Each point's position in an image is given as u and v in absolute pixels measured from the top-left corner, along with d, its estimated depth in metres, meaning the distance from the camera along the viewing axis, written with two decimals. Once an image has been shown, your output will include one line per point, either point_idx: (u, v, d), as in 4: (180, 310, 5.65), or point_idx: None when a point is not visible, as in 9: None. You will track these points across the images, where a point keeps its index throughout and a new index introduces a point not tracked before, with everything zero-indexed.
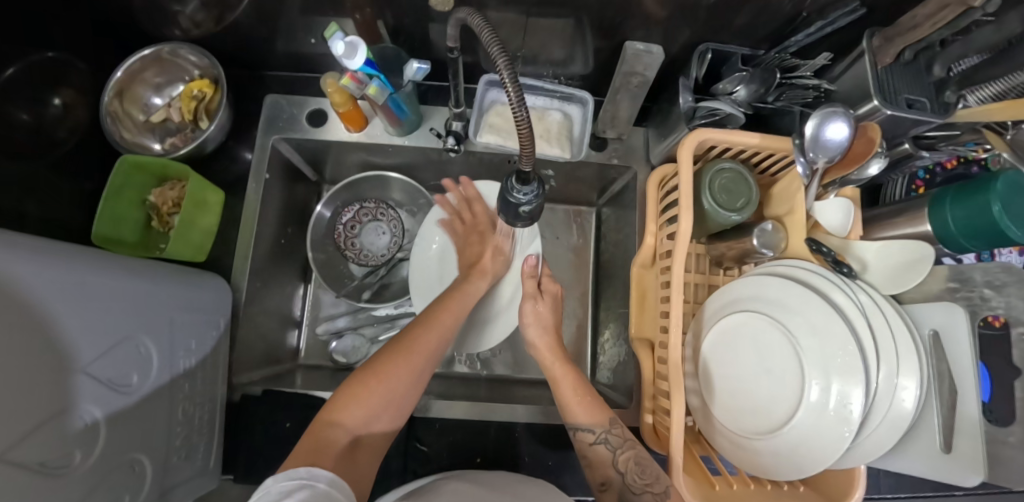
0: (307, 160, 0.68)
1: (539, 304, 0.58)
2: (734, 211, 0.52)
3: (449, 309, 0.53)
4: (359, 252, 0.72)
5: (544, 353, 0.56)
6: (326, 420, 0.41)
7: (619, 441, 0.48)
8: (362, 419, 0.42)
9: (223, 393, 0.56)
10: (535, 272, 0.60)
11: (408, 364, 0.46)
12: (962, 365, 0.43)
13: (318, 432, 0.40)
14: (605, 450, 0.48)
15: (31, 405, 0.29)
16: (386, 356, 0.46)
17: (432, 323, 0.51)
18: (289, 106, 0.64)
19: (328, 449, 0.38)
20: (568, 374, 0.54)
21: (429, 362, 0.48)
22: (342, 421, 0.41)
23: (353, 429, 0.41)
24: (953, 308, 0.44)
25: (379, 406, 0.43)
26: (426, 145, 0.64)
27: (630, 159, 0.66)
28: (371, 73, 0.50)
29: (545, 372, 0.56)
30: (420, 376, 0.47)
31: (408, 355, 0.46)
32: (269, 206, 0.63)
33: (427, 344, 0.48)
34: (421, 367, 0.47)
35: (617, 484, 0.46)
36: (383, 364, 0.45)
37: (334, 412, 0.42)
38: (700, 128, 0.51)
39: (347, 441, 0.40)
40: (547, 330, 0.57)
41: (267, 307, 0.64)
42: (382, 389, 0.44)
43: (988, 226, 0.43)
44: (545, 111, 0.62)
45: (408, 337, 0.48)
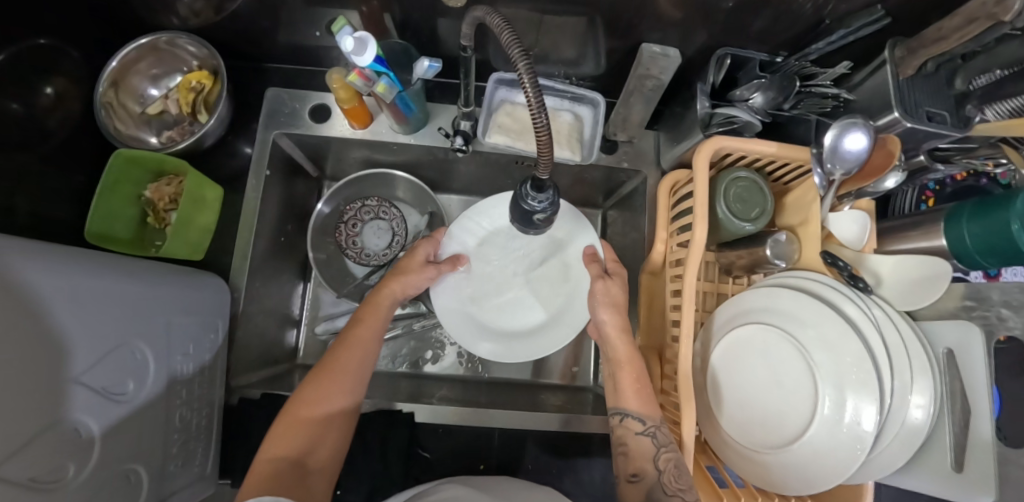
0: (308, 155, 0.66)
1: (610, 283, 0.55)
2: (748, 220, 0.51)
3: (367, 321, 0.52)
4: (360, 251, 0.69)
5: (614, 333, 0.53)
6: (267, 457, 0.41)
7: (666, 440, 0.45)
8: (303, 446, 0.42)
9: (221, 396, 0.54)
10: (595, 256, 0.58)
11: (333, 385, 0.46)
12: (977, 384, 0.43)
13: (261, 472, 0.39)
14: (648, 443, 0.46)
15: (24, 419, 0.28)
16: (312, 382, 0.46)
17: (350, 340, 0.50)
18: (290, 100, 0.61)
19: (278, 483, 0.38)
20: (631, 360, 0.51)
21: (354, 379, 0.47)
22: (280, 454, 0.41)
23: (299, 457, 0.41)
24: (970, 327, 0.43)
25: (317, 431, 0.43)
26: (433, 144, 0.62)
27: (640, 162, 0.65)
28: (380, 71, 0.48)
29: (609, 353, 0.53)
30: (350, 392, 0.47)
31: (331, 378, 0.46)
32: (269, 203, 0.61)
33: (350, 363, 0.48)
34: (347, 386, 0.46)
35: (650, 479, 0.44)
36: (307, 390, 0.45)
37: (271, 447, 0.41)
38: (716, 136, 0.49)
39: (297, 472, 0.41)
40: (618, 309, 0.54)
41: (266, 306, 0.62)
42: (316, 416, 0.44)
43: (1006, 245, 0.43)
44: (556, 112, 0.60)
45: (328, 360, 0.48)
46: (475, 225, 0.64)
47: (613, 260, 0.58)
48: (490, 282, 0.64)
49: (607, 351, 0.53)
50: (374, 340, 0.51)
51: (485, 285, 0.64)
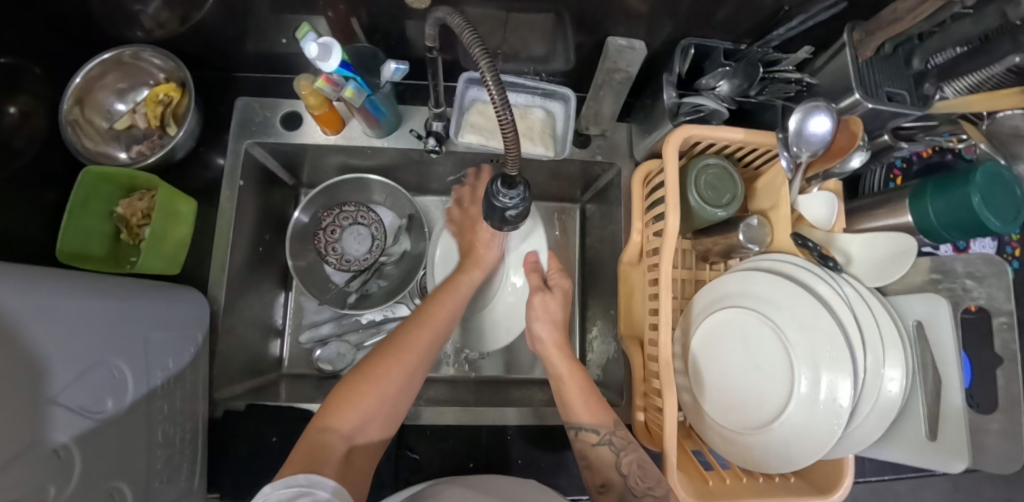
0: (283, 164, 0.65)
1: (547, 296, 0.58)
2: (719, 207, 0.51)
3: (441, 305, 0.53)
4: (339, 256, 0.65)
5: (551, 350, 0.55)
6: (320, 427, 0.40)
7: (624, 443, 0.47)
8: (355, 422, 0.42)
9: (205, 408, 0.53)
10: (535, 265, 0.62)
11: (403, 363, 0.46)
12: (946, 355, 0.44)
13: (310, 444, 0.38)
14: (608, 452, 0.47)
15: (5, 439, 0.28)
16: (381, 356, 0.46)
17: (425, 320, 0.50)
18: (261, 109, 0.60)
19: (324, 455, 0.37)
20: (574, 375, 0.52)
21: (421, 359, 0.48)
22: (335, 426, 0.41)
23: (350, 434, 0.41)
24: (936, 299, 0.44)
25: (375, 408, 0.43)
26: (407, 147, 0.61)
27: (614, 155, 0.64)
28: (347, 76, 0.48)
29: (550, 370, 0.54)
30: (415, 371, 0.47)
31: (400, 355, 0.46)
32: (245, 213, 0.60)
33: (419, 344, 0.48)
34: (413, 365, 0.46)
35: (619, 487, 0.45)
36: (375, 363, 0.45)
37: (332, 417, 0.41)
38: (685, 124, 0.50)
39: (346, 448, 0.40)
40: (555, 324, 0.56)
41: (248, 317, 0.61)
42: (378, 389, 0.44)
43: (968, 219, 0.45)
44: (528, 109, 0.59)
45: (399, 337, 0.48)
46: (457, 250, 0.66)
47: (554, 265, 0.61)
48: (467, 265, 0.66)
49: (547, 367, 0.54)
50: (442, 325, 0.51)
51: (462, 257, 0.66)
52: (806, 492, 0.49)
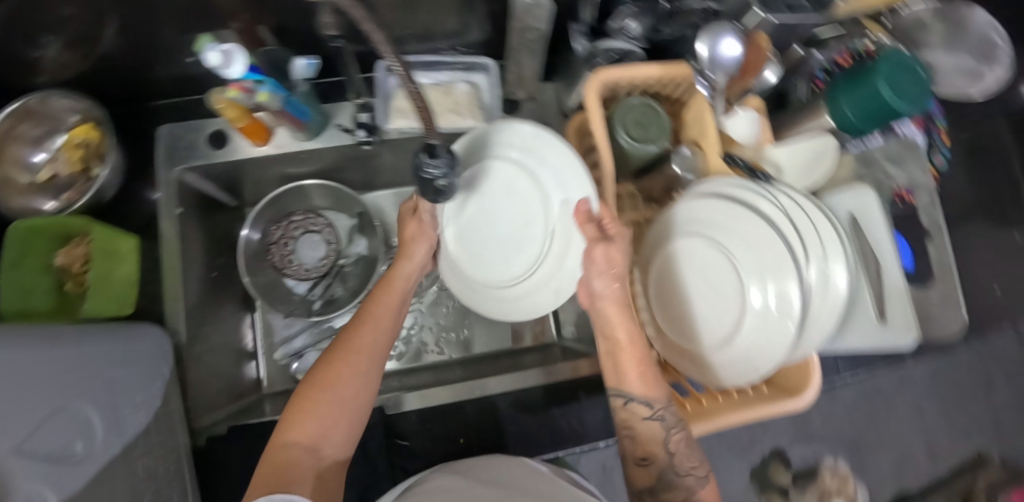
0: (221, 186, 0.64)
1: (612, 247, 0.44)
2: (650, 142, 0.52)
3: (384, 300, 0.50)
4: (298, 267, 0.66)
5: (612, 310, 0.44)
6: (281, 444, 0.38)
7: (675, 421, 0.43)
8: (316, 433, 0.40)
9: (186, 439, 0.52)
10: (588, 214, 0.46)
11: (352, 365, 0.43)
12: (879, 237, 0.46)
13: (273, 462, 0.37)
14: (658, 427, 0.43)
15: None
16: (328, 364, 0.43)
17: (367, 318, 0.47)
18: (185, 133, 0.59)
19: (288, 475, 0.36)
20: (635, 342, 0.44)
21: (373, 357, 0.45)
22: (293, 438, 0.39)
23: (311, 445, 0.39)
24: (864, 191, 0.46)
25: (331, 418, 0.41)
26: (340, 144, 0.60)
27: (546, 116, 0.64)
28: (259, 79, 0.47)
29: (607, 332, 0.45)
30: (369, 374, 0.44)
31: (348, 356, 0.44)
32: (191, 240, 0.59)
33: (367, 343, 0.45)
34: (365, 368, 0.44)
35: (661, 462, 0.43)
36: (316, 379, 0.42)
37: (287, 432, 0.39)
38: (602, 68, 0.50)
39: (310, 461, 0.38)
40: (621, 280, 0.44)
41: (215, 344, 0.61)
42: (329, 393, 0.41)
43: (881, 109, 0.47)
44: (451, 84, 0.59)
45: (345, 340, 0.45)
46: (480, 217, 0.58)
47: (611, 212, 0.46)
48: (491, 236, 0.59)
49: (597, 321, 0.46)
50: (390, 320, 0.49)
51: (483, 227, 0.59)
52: (778, 397, 0.51)
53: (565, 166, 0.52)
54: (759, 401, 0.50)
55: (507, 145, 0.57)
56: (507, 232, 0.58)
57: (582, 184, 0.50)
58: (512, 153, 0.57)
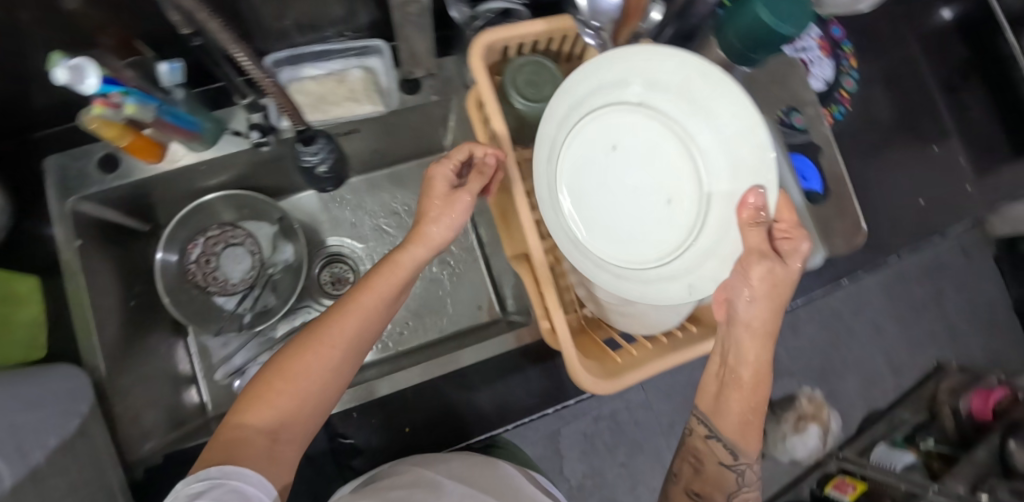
0: (125, 211, 0.61)
1: (776, 268, 0.33)
2: (546, 101, 0.50)
3: (381, 282, 0.42)
4: (223, 283, 0.64)
5: (750, 341, 0.36)
6: (234, 423, 0.34)
7: (751, 480, 0.43)
8: (276, 418, 0.36)
9: (121, 475, 0.50)
10: (760, 213, 0.33)
11: (327, 352, 0.38)
12: None
13: (226, 439, 0.33)
14: (733, 476, 0.42)
15: None
16: (296, 346, 0.38)
17: (353, 304, 0.40)
18: (71, 161, 0.56)
19: (240, 454, 0.32)
20: (756, 382, 0.38)
21: (357, 342, 0.40)
22: (253, 421, 0.35)
23: (272, 430, 0.35)
24: None
25: (296, 400, 0.37)
26: (239, 149, 0.58)
27: (449, 90, 0.62)
28: (120, 90, 0.44)
29: (728, 358, 0.38)
30: (343, 358, 0.40)
31: (322, 342, 0.38)
32: (98, 272, 0.56)
33: (348, 331, 0.39)
34: (340, 354, 0.39)
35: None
36: (290, 358, 0.37)
37: (248, 413, 0.35)
38: (482, 34, 0.48)
39: (265, 443, 0.34)
40: (775, 308, 0.34)
41: (145, 375, 0.59)
42: (297, 378, 0.37)
43: (765, 35, 0.46)
44: (344, 72, 0.57)
45: (320, 324, 0.39)
46: (607, 182, 0.41)
47: (795, 217, 0.34)
48: (613, 204, 0.41)
49: (727, 344, 0.38)
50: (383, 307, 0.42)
51: (608, 199, 0.41)
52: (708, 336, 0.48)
53: (732, 111, 0.35)
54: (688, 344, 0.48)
55: (635, 82, 0.39)
56: (612, 201, 0.41)
57: (762, 160, 0.35)
58: (631, 94, 0.40)
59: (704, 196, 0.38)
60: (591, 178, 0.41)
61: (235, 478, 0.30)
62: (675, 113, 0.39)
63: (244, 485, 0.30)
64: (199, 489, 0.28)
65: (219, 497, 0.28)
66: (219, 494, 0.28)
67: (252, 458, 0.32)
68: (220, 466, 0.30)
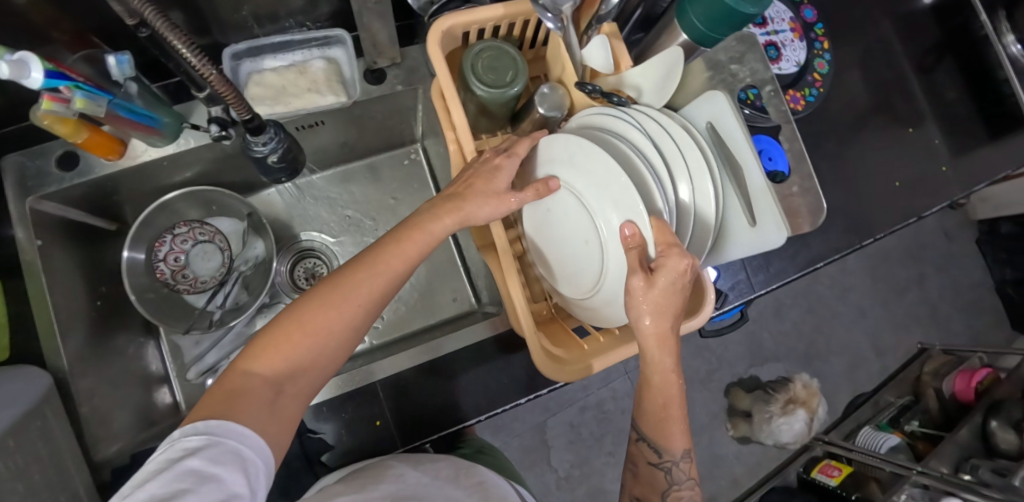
0: (89, 211, 0.60)
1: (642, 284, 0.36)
2: (506, 86, 0.49)
3: (411, 243, 0.39)
4: (192, 281, 0.64)
5: (652, 344, 0.39)
6: (241, 369, 0.31)
7: (683, 479, 0.44)
8: (288, 371, 0.32)
9: (86, 476, 0.49)
10: (637, 239, 0.36)
11: (347, 305, 0.34)
12: (738, 138, 0.44)
13: (232, 386, 0.30)
14: (661, 474, 0.44)
15: None
16: (317, 294, 0.34)
17: (376, 263, 0.37)
18: (30, 160, 0.55)
19: (240, 407, 0.29)
20: (665, 386, 0.41)
21: (377, 303, 0.37)
22: (260, 371, 0.31)
23: (280, 385, 0.32)
24: (713, 92, 0.45)
25: (311, 353, 0.33)
26: (203, 144, 0.58)
27: (414, 80, 0.61)
28: (67, 84, 0.44)
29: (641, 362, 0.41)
30: (366, 316, 0.36)
31: (341, 293, 0.34)
32: (61, 272, 0.55)
33: (368, 290, 0.36)
34: (362, 310, 0.35)
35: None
36: (309, 308, 0.33)
37: (255, 360, 0.31)
38: (439, 20, 0.47)
39: (269, 396, 0.30)
40: (660, 314, 0.37)
41: (114, 376, 0.58)
42: (311, 333, 0.33)
43: (726, 13, 0.45)
44: (305, 63, 0.57)
45: (340, 273, 0.36)
46: (552, 230, 0.47)
47: (668, 237, 0.35)
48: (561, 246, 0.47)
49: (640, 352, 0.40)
50: (405, 272, 0.38)
51: (557, 240, 0.47)
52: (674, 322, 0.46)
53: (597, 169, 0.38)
54: None
55: (549, 160, 0.45)
56: (559, 243, 0.47)
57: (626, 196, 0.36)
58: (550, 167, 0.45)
59: (601, 234, 0.41)
60: (546, 226, 0.47)
61: (233, 437, 0.27)
62: (576, 183, 0.41)
63: (245, 448, 0.27)
64: (194, 446, 0.25)
65: (214, 458, 0.25)
66: (214, 453, 0.25)
67: (256, 414, 0.29)
68: (219, 420, 0.27)
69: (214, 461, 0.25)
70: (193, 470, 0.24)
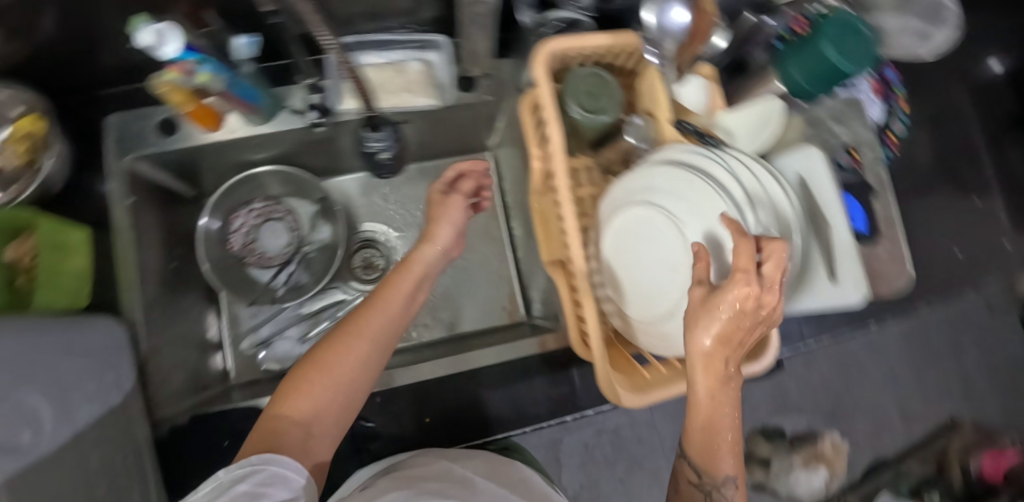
0: (176, 176, 0.63)
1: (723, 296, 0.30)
2: (601, 113, 0.51)
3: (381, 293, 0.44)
4: (260, 256, 0.66)
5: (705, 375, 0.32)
6: (270, 414, 0.34)
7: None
8: (313, 412, 0.35)
9: (147, 432, 0.51)
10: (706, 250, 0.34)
11: (358, 345, 0.39)
12: (826, 196, 0.46)
13: (265, 429, 0.33)
14: (694, 489, 0.38)
15: None
16: (332, 341, 0.39)
17: (379, 304, 0.43)
18: (133, 121, 0.57)
19: (276, 445, 0.32)
20: (716, 418, 0.33)
21: (383, 342, 0.41)
22: (292, 411, 0.35)
23: (308, 424, 0.35)
24: (809, 149, 0.47)
25: (332, 393, 0.37)
26: (292, 128, 0.59)
27: (502, 92, 0.63)
28: (196, 59, 0.45)
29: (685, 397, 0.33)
30: (375, 355, 0.40)
31: (354, 334, 0.39)
32: (146, 231, 0.58)
33: (375, 326, 0.41)
34: (370, 346, 0.40)
35: None
36: (326, 353, 0.37)
37: (284, 404, 0.35)
38: (548, 40, 0.49)
39: (300, 434, 0.34)
40: (723, 337, 0.30)
41: (178, 337, 0.60)
42: (326, 379, 0.36)
43: (828, 71, 0.48)
44: (404, 63, 0.59)
45: (350, 319, 0.41)
46: (633, 256, 0.48)
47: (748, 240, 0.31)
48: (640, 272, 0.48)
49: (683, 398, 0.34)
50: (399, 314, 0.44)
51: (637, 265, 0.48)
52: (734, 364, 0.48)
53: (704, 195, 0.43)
54: None
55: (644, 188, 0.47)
56: (639, 269, 0.48)
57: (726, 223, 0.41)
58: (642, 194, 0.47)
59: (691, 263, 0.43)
60: (626, 252, 0.49)
61: (275, 463, 0.29)
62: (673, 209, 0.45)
63: (285, 472, 0.29)
64: (241, 474, 0.27)
65: (263, 481, 0.28)
66: (261, 477, 0.28)
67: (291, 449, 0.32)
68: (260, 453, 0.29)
69: (262, 484, 0.27)
70: (246, 492, 0.26)
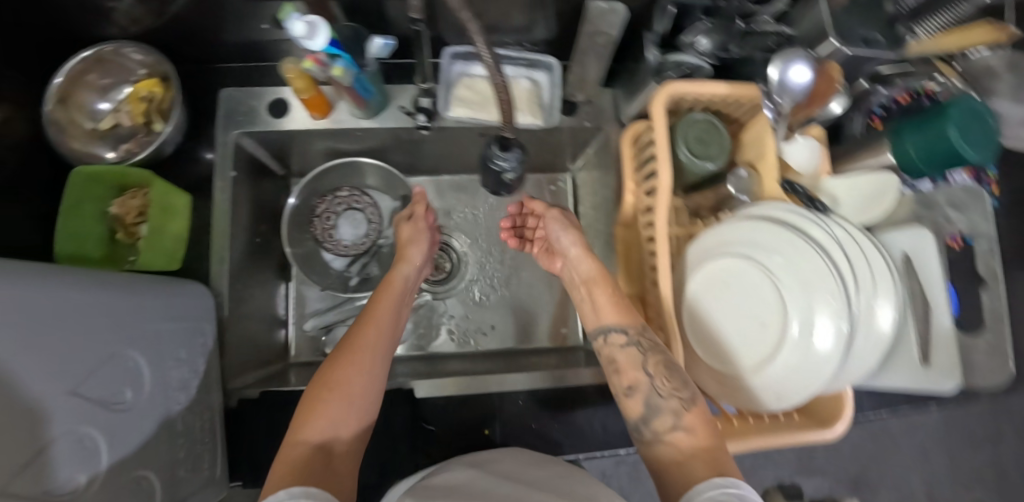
0: (272, 153, 0.65)
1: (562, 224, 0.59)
2: (708, 159, 0.52)
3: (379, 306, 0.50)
4: (336, 243, 0.67)
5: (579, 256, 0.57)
6: (291, 440, 0.37)
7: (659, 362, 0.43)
8: (327, 432, 0.38)
9: (220, 400, 0.53)
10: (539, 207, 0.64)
11: (356, 361, 0.43)
12: (933, 282, 0.49)
13: (291, 457, 0.36)
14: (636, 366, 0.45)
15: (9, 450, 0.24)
16: (334, 363, 0.43)
17: (368, 321, 0.48)
18: (246, 98, 0.59)
19: (305, 466, 0.34)
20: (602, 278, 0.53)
21: (381, 358, 0.45)
22: (308, 434, 0.38)
23: (322, 442, 0.38)
24: (923, 230, 0.49)
25: (344, 409, 0.40)
26: (396, 125, 0.61)
27: (601, 121, 0.64)
28: (335, 54, 0.47)
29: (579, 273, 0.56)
30: (378, 370, 0.44)
31: (353, 355, 0.43)
32: (239, 204, 0.60)
33: (370, 340, 0.45)
34: (371, 362, 0.44)
35: (643, 393, 0.43)
36: (333, 372, 0.42)
37: (300, 428, 0.38)
38: (672, 81, 0.50)
39: (321, 455, 0.37)
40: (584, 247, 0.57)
41: (252, 309, 0.62)
42: (338, 393, 0.40)
43: (947, 152, 0.48)
44: (513, 79, 0.60)
45: (347, 340, 0.45)
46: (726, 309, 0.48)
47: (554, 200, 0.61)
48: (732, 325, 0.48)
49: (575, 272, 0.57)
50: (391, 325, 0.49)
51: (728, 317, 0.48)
52: (807, 426, 0.50)
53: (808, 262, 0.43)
54: (787, 427, 0.50)
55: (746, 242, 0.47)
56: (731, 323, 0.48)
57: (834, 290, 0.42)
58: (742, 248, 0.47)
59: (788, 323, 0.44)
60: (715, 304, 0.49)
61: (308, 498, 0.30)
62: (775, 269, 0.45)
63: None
64: None
65: None
66: None
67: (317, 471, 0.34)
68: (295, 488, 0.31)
69: None
70: None
